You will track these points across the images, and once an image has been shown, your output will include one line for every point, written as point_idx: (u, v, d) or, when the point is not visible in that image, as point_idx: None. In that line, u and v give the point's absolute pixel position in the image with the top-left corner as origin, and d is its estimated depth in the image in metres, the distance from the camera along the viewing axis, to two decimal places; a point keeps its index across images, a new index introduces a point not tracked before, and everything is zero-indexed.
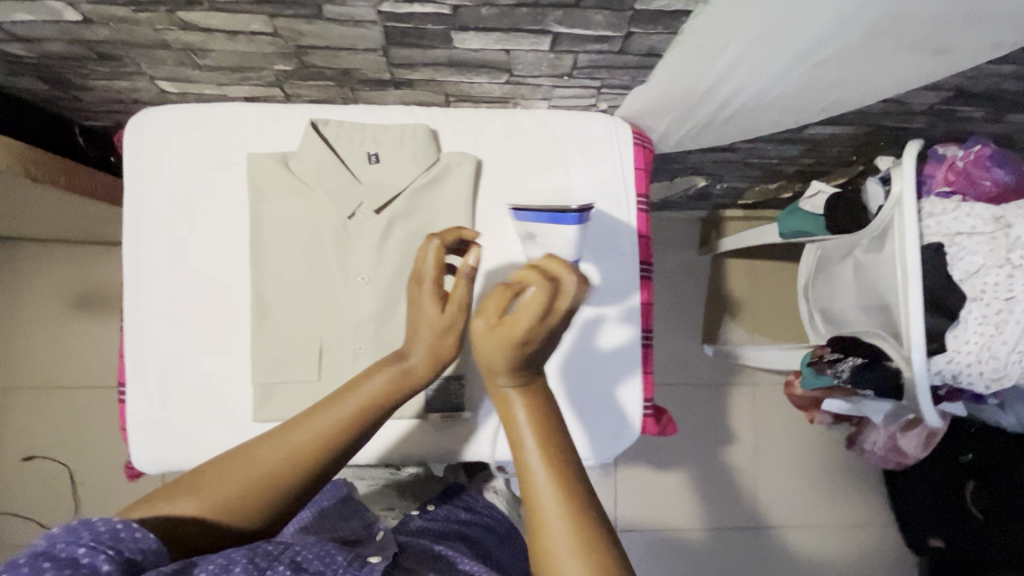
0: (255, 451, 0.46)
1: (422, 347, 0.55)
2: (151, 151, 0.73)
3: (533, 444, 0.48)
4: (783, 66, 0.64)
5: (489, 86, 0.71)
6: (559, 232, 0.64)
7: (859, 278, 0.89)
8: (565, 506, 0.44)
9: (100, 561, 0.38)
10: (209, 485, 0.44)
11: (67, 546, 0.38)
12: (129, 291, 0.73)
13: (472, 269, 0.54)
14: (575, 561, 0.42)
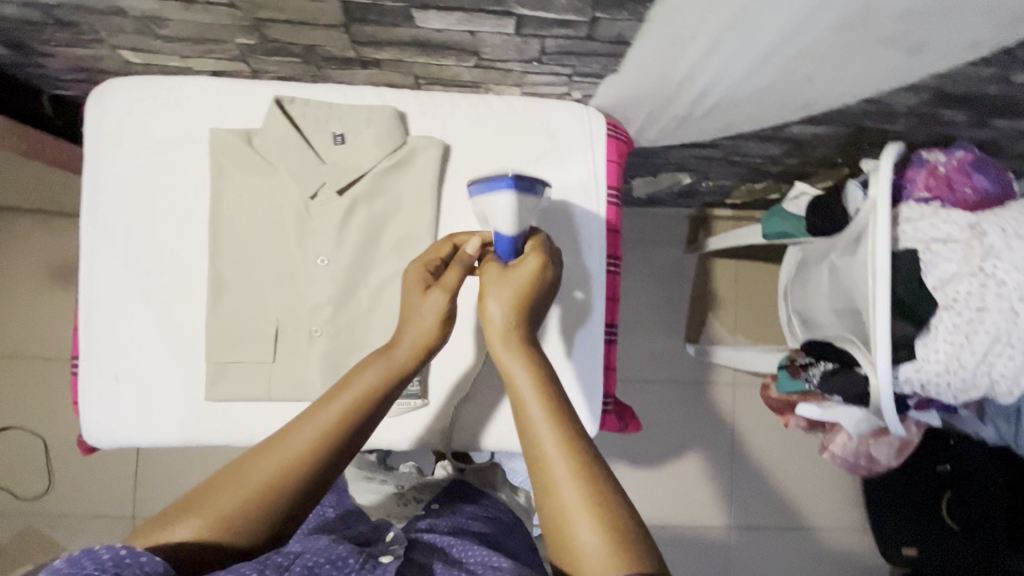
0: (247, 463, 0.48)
1: (411, 337, 0.60)
2: (113, 122, 0.72)
3: (533, 401, 0.53)
4: (757, 60, 0.62)
5: (458, 69, 0.70)
6: (499, 200, 0.59)
7: (834, 282, 0.88)
8: (568, 457, 0.49)
9: None
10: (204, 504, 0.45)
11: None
12: (85, 264, 0.72)
13: (470, 256, 0.64)
14: (580, 511, 0.46)
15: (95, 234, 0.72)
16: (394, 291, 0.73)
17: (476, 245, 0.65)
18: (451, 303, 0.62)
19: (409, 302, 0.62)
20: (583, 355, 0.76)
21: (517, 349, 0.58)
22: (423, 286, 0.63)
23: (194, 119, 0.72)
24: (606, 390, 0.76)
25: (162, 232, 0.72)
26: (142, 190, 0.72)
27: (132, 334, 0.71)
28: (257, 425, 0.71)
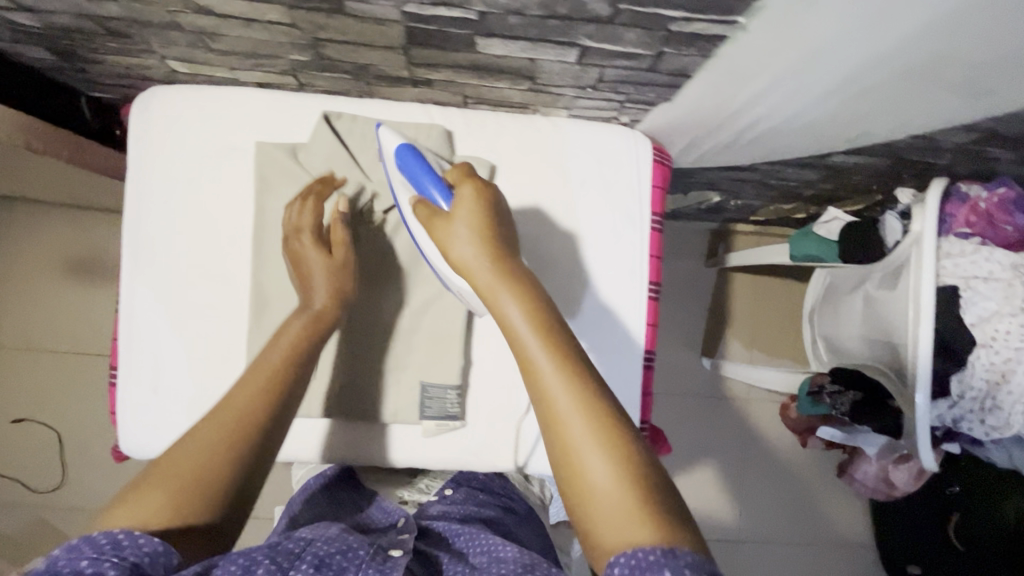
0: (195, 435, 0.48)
1: (322, 291, 0.65)
2: (158, 133, 0.71)
3: (518, 328, 0.51)
4: (815, 97, 0.62)
5: (510, 92, 0.69)
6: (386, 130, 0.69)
7: (868, 312, 0.88)
8: (568, 386, 0.46)
9: (105, 567, 0.38)
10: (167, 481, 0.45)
11: (70, 562, 0.38)
12: (125, 275, 0.71)
13: (344, 212, 0.70)
14: (586, 435, 0.44)
15: (136, 244, 0.71)
16: (436, 311, 0.72)
17: (345, 202, 0.70)
18: (348, 259, 0.68)
19: (308, 265, 0.66)
20: (622, 382, 0.76)
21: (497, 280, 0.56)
22: (320, 248, 0.67)
23: (240, 132, 0.72)
24: (643, 416, 0.77)
25: (205, 245, 0.72)
26: (185, 202, 0.72)
27: (171, 346, 0.71)
28: (294, 441, 0.71)
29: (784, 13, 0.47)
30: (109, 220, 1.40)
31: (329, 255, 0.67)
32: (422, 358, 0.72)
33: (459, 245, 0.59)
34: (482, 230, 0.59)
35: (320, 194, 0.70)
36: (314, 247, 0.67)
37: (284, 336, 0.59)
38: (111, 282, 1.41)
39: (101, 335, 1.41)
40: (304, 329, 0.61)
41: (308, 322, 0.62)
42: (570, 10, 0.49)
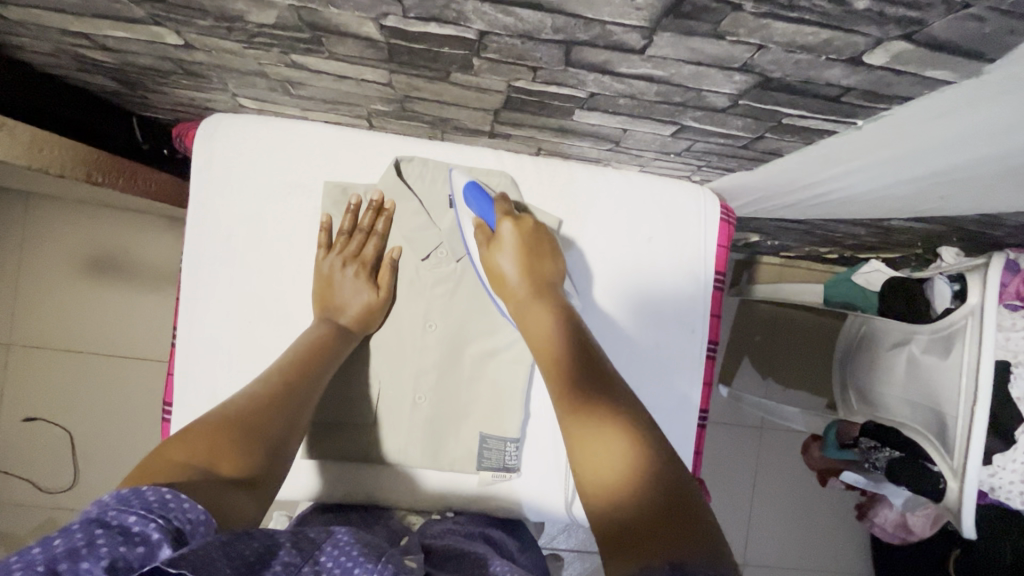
0: (241, 405, 0.52)
1: (354, 310, 0.68)
2: (222, 167, 0.69)
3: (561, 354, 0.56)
4: (897, 184, 0.62)
5: (588, 150, 0.68)
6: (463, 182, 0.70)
7: (911, 374, 0.90)
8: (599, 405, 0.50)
9: (151, 529, 0.35)
10: (224, 435, 0.48)
11: (119, 514, 0.35)
12: (183, 313, 0.70)
13: (394, 259, 0.71)
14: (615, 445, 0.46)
15: (196, 282, 0.70)
16: (499, 364, 0.72)
17: (400, 251, 0.72)
18: (387, 299, 0.71)
19: (348, 291, 0.68)
20: (676, 443, 0.76)
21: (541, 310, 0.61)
22: (364, 277, 0.69)
23: (306, 171, 0.70)
24: (694, 472, 0.79)
25: (267, 285, 0.70)
26: (247, 240, 0.70)
27: (226, 385, 0.69)
28: (352, 489, 0.71)
29: (905, 124, 0.46)
30: (129, 220, 1.36)
31: (374, 287, 0.70)
32: (484, 410, 0.72)
33: (510, 272, 0.65)
34: (532, 261, 0.65)
35: (370, 224, 0.71)
36: (362, 278, 0.69)
37: (308, 337, 0.64)
38: (129, 283, 1.37)
39: (115, 336, 1.37)
40: (330, 340, 0.64)
41: (330, 333, 0.65)
42: (687, 99, 0.48)
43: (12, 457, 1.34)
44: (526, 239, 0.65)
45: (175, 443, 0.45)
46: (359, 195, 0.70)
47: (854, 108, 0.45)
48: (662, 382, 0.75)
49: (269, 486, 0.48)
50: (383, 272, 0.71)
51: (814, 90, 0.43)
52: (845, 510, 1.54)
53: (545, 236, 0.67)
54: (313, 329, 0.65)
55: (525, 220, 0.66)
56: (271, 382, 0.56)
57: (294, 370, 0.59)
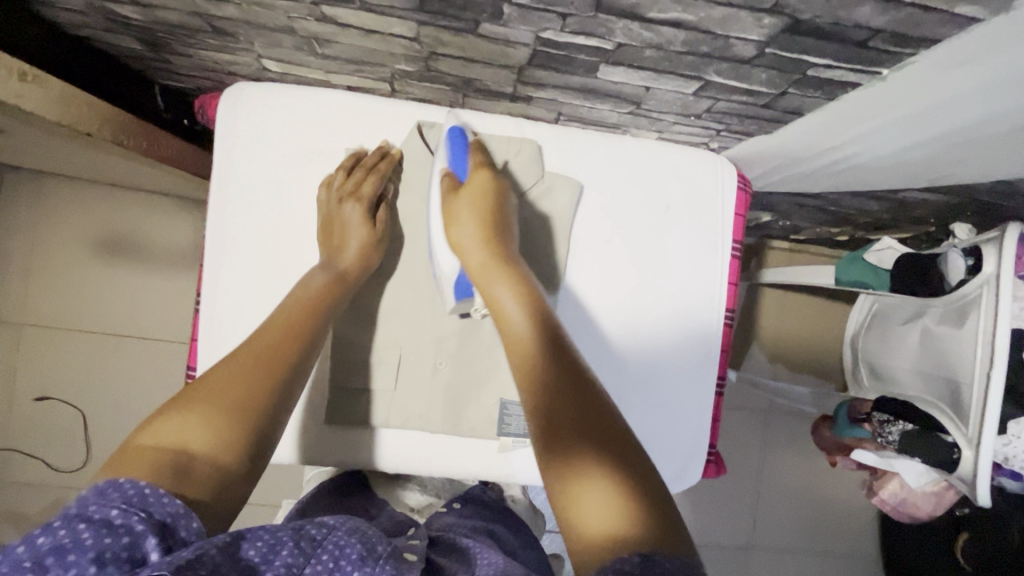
0: (218, 379, 0.49)
1: (351, 248, 0.67)
2: (245, 130, 0.70)
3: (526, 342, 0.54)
4: (914, 148, 0.63)
5: (608, 113, 0.68)
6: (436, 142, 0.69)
7: (925, 348, 0.91)
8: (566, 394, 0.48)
9: (134, 522, 0.35)
10: (203, 414, 0.45)
11: (99, 509, 0.35)
12: (207, 277, 0.70)
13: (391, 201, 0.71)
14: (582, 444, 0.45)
15: (219, 247, 0.70)
16: None
17: (395, 193, 0.72)
18: (383, 237, 0.70)
19: (342, 227, 0.67)
20: (693, 410, 0.77)
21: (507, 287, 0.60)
22: (363, 213, 0.68)
23: (329, 136, 0.71)
24: (711, 440, 0.79)
25: (289, 250, 0.71)
26: (270, 206, 0.71)
27: None
28: (374, 450, 0.72)
29: (930, 73, 0.47)
30: (142, 200, 1.37)
31: (371, 225, 0.68)
32: (503, 375, 0.73)
33: (465, 235, 0.64)
34: (490, 227, 0.64)
35: (372, 164, 0.69)
36: (360, 213, 0.67)
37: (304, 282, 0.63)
38: (142, 263, 1.38)
39: (127, 316, 1.37)
40: (327, 294, 0.63)
41: (332, 281, 0.64)
42: (714, 49, 0.48)
43: (24, 436, 1.34)
44: (489, 202, 0.65)
45: (150, 427, 0.44)
46: (364, 146, 0.71)
47: (880, 55, 0.46)
48: (679, 350, 0.76)
49: (258, 463, 0.47)
50: (381, 212, 0.70)
51: (842, 34, 0.43)
52: (851, 496, 1.55)
53: (507, 206, 0.67)
54: (315, 281, 0.64)
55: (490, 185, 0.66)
56: (253, 356, 0.53)
57: (282, 341, 0.56)
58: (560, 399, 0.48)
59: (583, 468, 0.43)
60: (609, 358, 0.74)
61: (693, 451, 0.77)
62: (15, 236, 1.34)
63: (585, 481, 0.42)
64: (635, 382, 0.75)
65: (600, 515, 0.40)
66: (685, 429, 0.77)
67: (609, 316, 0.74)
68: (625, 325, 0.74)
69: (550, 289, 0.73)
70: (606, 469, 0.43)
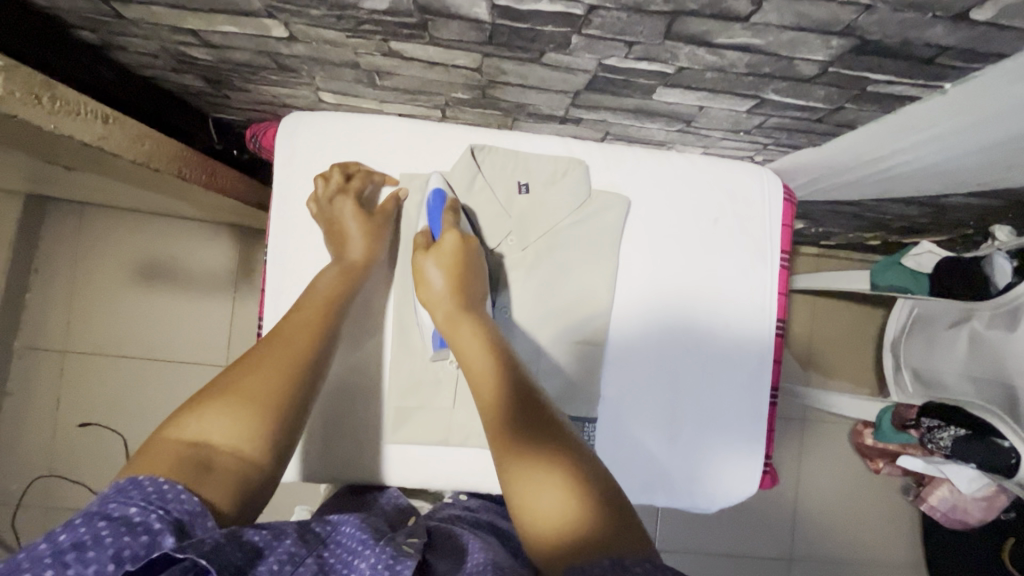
0: (246, 374, 0.52)
1: (357, 244, 0.68)
2: (303, 158, 0.72)
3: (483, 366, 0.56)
4: (966, 156, 0.63)
5: (656, 131, 0.70)
6: (457, 174, 0.71)
7: (977, 351, 0.90)
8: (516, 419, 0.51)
9: (152, 519, 0.39)
10: (232, 411, 0.49)
11: (120, 506, 0.39)
12: (267, 304, 0.71)
13: (399, 195, 0.71)
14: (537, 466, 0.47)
15: (279, 275, 0.71)
16: (574, 345, 0.73)
17: (404, 190, 0.72)
18: (383, 223, 0.70)
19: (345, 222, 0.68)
20: (747, 418, 0.76)
21: (468, 327, 0.60)
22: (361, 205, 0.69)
23: (384, 162, 0.73)
24: (767, 450, 0.79)
25: None
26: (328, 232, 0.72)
27: None
28: (431, 468, 0.73)
29: (994, 86, 0.48)
30: (178, 225, 1.40)
31: (369, 217, 0.69)
32: (562, 391, 0.72)
33: (436, 282, 0.63)
34: (459, 272, 0.64)
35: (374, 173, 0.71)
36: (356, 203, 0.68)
37: (326, 283, 0.64)
38: (179, 288, 1.40)
39: (166, 341, 1.40)
40: (344, 284, 0.64)
41: (341, 273, 0.65)
42: (776, 70, 0.50)
43: (69, 462, 1.36)
44: (462, 256, 0.65)
45: (178, 419, 0.48)
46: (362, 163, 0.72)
47: (945, 69, 0.47)
48: (729, 357, 0.76)
49: (284, 458, 0.51)
50: (378, 214, 0.70)
51: (910, 52, 0.45)
52: (892, 503, 1.52)
53: (479, 261, 0.67)
54: (327, 276, 0.65)
55: (469, 240, 0.67)
56: (280, 351, 0.55)
57: (308, 337, 0.58)
58: (519, 421, 0.51)
59: (538, 477, 0.46)
60: (643, 370, 0.75)
61: (749, 458, 0.77)
62: (59, 266, 1.38)
63: (545, 484, 0.45)
64: (689, 389, 0.75)
65: (550, 515, 0.44)
66: (740, 435, 0.76)
67: (632, 330, 0.74)
68: (650, 336, 0.74)
69: (604, 306, 0.73)
70: (564, 476, 0.46)
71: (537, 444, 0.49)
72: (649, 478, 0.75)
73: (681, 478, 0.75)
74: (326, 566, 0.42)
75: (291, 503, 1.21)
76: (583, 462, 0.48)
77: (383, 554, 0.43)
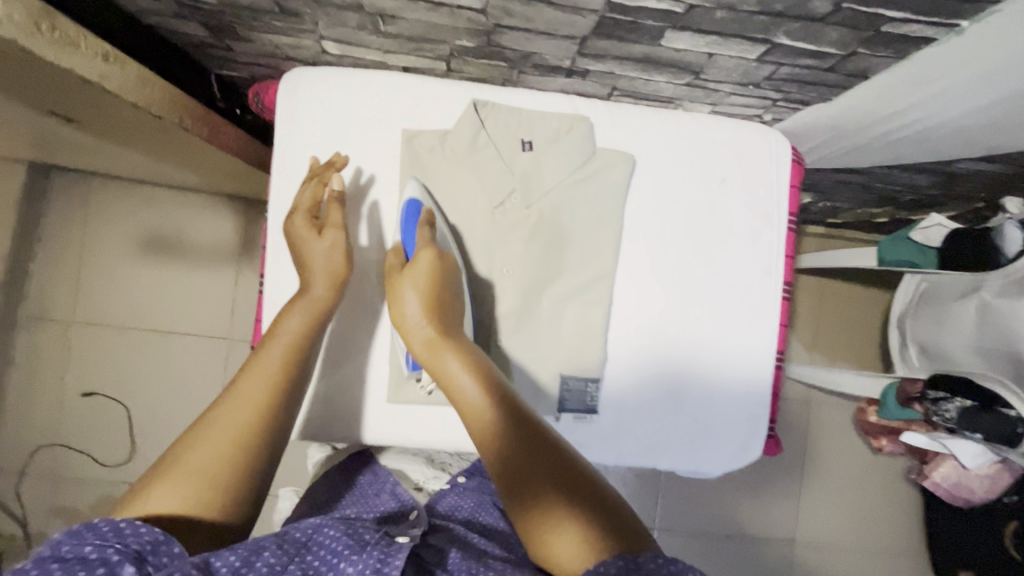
0: (202, 433, 0.48)
1: (316, 275, 0.63)
2: (303, 111, 0.70)
3: (471, 391, 0.55)
4: (979, 111, 0.62)
5: (663, 85, 0.69)
6: (460, 131, 0.69)
7: (986, 322, 0.89)
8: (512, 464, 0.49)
9: (110, 553, 0.37)
10: (184, 480, 0.44)
11: (73, 548, 0.37)
12: (269, 259, 0.71)
13: (338, 190, 0.67)
14: (548, 513, 0.46)
15: (280, 229, 0.71)
16: (577, 306, 0.72)
17: (339, 179, 0.67)
18: (339, 236, 0.65)
19: (303, 249, 0.65)
20: (751, 383, 0.75)
21: (448, 347, 0.58)
22: (307, 223, 0.66)
23: (386, 117, 0.70)
24: (772, 415, 0.77)
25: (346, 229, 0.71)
26: None
27: None
28: (432, 426, 0.73)
29: (1010, 26, 0.47)
30: (181, 196, 1.39)
31: (318, 232, 0.65)
32: (565, 351, 0.72)
33: (413, 310, 0.60)
34: (439, 295, 0.61)
35: (322, 175, 0.67)
36: (304, 224, 0.65)
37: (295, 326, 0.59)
38: (182, 260, 1.40)
39: (170, 313, 1.40)
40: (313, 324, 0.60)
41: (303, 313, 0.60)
42: (788, 7, 0.49)
43: (73, 432, 1.37)
44: (438, 275, 0.61)
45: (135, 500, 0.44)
46: (317, 156, 0.70)
47: (962, 4, 0.46)
48: (732, 322, 0.74)
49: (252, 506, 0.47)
50: (327, 231, 0.65)
51: None
52: (894, 486, 1.52)
53: (455, 280, 0.64)
54: (291, 319, 0.60)
55: (446, 257, 0.63)
56: (241, 398, 0.51)
57: (272, 380, 0.53)
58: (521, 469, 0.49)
59: (551, 521, 0.45)
60: (649, 338, 0.73)
61: (753, 422, 0.75)
62: (63, 236, 1.38)
63: (559, 528, 0.45)
64: (693, 355, 0.74)
65: (569, 553, 0.44)
66: (743, 401, 0.75)
67: (635, 293, 0.73)
68: (654, 301, 0.73)
69: (608, 266, 0.72)
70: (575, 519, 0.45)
71: (540, 490, 0.47)
72: (653, 444, 0.74)
73: (684, 444, 0.74)
74: (308, 569, 0.42)
75: (293, 472, 1.21)
76: (588, 496, 0.47)
77: (369, 558, 0.43)
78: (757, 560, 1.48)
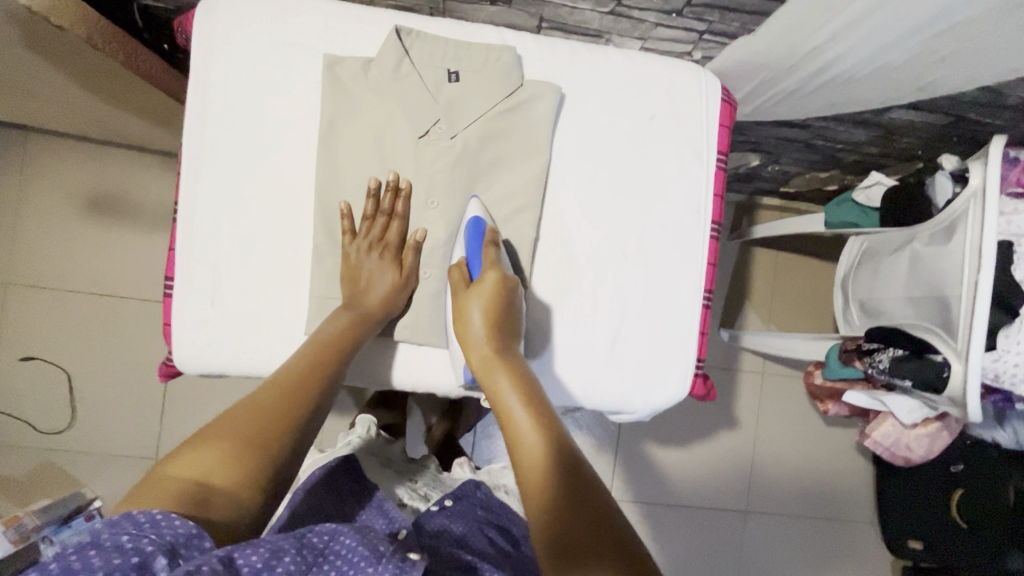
0: (245, 415, 0.52)
1: (377, 287, 0.69)
2: (220, 32, 0.68)
3: (524, 425, 0.56)
4: (896, 40, 0.63)
5: (589, 15, 0.70)
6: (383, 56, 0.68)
7: (916, 271, 0.90)
8: (551, 515, 0.49)
9: (144, 544, 0.38)
10: (221, 448, 0.48)
11: (111, 535, 0.38)
12: (184, 184, 0.68)
13: (418, 242, 0.71)
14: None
15: (195, 153, 0.68)
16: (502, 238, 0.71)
17: (423, 233, 0.71)
18: (409, 280, 0.72)
19: (371, 273, 0.70)
20: (677, 320, 0.75)
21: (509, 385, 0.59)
22: (387, 258, 0.71)
23: (307, 41, 0.69)
24: (698, 353, 0.77)
25: (266, 155, 0.69)
26: (247, 111, 0.69)
27: (231, 253, 0.69)
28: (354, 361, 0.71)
29: None
30: (126, 155, 1.35)
31: (396, 268, 0.71)
32: None
33: (476, 329, 0.64)
34: (500, 323, 0.65)
35: (394, 210, 0.70)
36: (386, 258, 0.71)
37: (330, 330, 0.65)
38: (126, 221, 1.36)
39: (113, 275, 1.35)
40: (351, 329, 0.66)
41: (353, 320, 0.66)
42: None
43: (6, 397, 1.31)
44: (498, 301, 0.65)
45: (177, 457, 0.47)
46: (377, 177, 0.70)
47: None
48: (660, 259, 0.74)
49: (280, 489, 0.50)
50: (407, 255, 0.72)
51: None
52: (846, 458, 1.53)
53: (516, 308, 0.67)
54: (336, 321, 0.66)
55: (509, 280, 0.67)
56: (283, 392, 0.56)
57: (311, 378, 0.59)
58: (559, 525, 0.48)
59: None
60: (577, 274, 0.73)
61: (676, 357, 0.75)
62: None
63: None
64: (620, 291, 0.73)
65: None
66: (669, 338, 0.75)
67: (563, 229, 0.73)
68: (582, 237, 0.73)
69: (535, 199, 0.71)
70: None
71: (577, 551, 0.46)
72: (579, 381, 0.73)
73: (609, 381, 0.73)
74: None
75: None
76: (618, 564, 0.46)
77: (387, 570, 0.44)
78: (710, 531, 1.49)
